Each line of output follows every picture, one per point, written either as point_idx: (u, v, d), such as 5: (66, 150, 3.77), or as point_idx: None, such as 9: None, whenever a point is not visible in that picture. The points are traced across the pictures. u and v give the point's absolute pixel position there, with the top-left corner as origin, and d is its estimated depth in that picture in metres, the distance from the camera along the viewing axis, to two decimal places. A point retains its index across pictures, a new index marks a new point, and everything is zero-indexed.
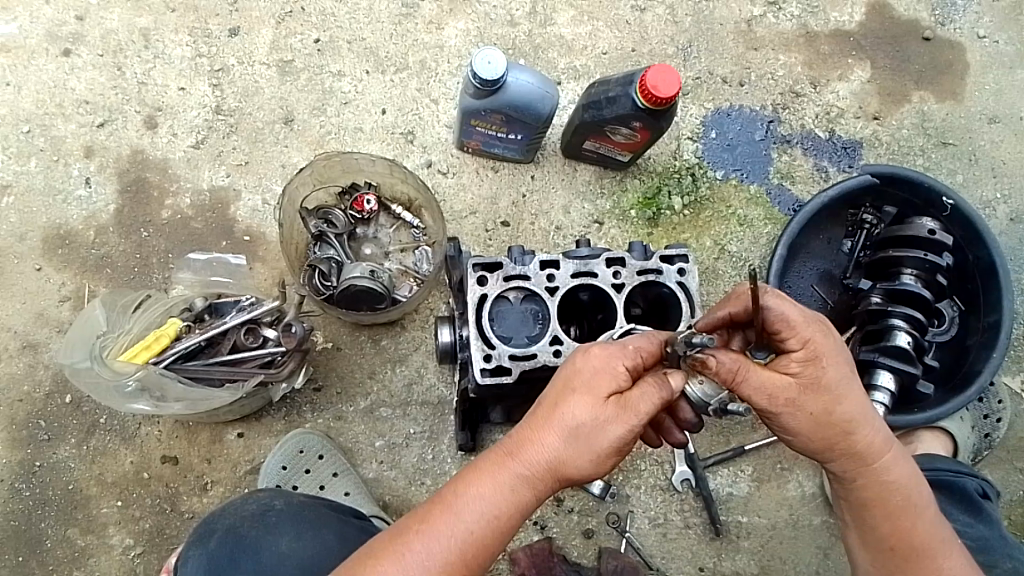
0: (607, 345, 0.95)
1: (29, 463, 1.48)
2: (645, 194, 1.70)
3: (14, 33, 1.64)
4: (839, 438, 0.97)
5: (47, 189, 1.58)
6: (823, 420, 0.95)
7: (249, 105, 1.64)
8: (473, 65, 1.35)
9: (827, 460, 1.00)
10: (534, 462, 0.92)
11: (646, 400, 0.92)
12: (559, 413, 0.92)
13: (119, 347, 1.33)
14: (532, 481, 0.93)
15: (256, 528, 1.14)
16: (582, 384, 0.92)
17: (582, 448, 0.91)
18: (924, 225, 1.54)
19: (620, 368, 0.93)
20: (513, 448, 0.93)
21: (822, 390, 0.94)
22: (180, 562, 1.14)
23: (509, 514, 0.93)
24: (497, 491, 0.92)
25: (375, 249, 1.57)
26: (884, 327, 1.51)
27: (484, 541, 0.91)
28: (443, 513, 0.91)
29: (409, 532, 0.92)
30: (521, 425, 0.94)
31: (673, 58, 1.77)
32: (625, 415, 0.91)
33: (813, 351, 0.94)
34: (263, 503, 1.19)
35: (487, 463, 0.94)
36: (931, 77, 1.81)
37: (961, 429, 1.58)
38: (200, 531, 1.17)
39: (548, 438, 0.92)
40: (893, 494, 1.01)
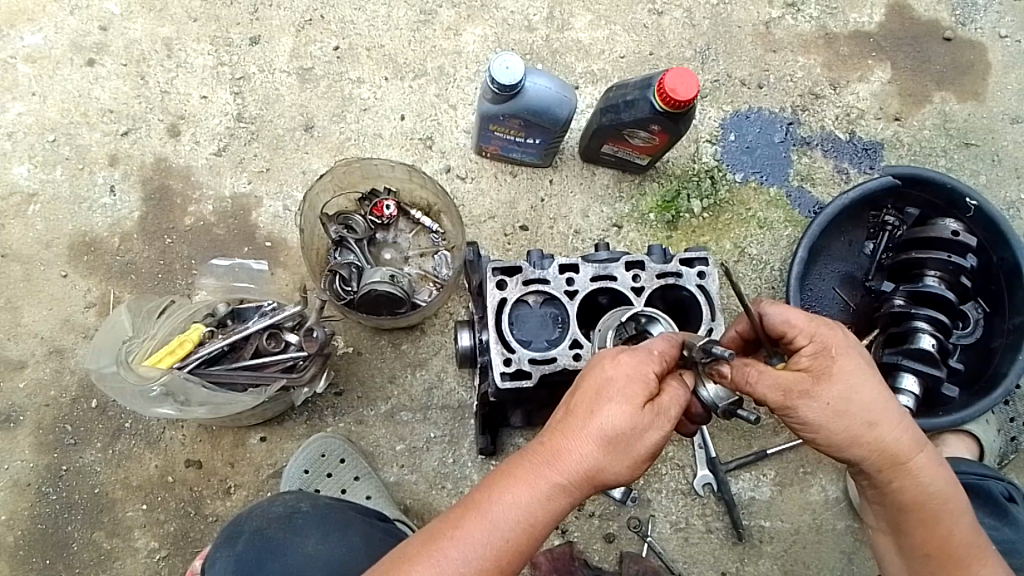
0: (635, 351, 0.94)
1: (56, 467, 1.50)
2: (665, 197, 1.70)
3: (40, 43, 1.67)
4: (862, 432, 0.94)
5: (72, 196, 1.61)
6: (843, 410, 0.93)
7: (270, 112, 1.66)
8: (492, 70, 1.36)
9: (853, 460, 0.97)
10: (572, 470, 0.91)
11: (675, 404, 0.93)
12: (594, 420, 0.90)
13: (144, 353, 1.35)
14: (567, 490, 0.92)
15: (283, 530, 1.15)
16: (617, 392, 0.90)
17: (619, 455, 0.91)
18: (947, 226, 1.52)
19: (651, 374, 0.92)
20: (548, 455, 0.91)
21: (835, 381, 0.93)
22: (209, 561, 1.14)
23: (544, 520, 0.92)
24: (533, 498, 0.91)
25: (395, 254, 1.58)
26: (908, 329, 1.50)
27: (519, 547, 0.90)
28: (478, 519, 0.90)
29: (442, 538, 0.90)
30: (554, 430, 0.93)
31: (691, 61, 1.77)
32: (659, 421, 0.91)
33: (821, 344, 0.95)
34: (290, 505, 1.20)
35: (520, 469, 0.92)
36: (953, 77, 1.80)
37: (987, 431, 1.57)
38: (227, 532, 1.17)
39: (584, 444, 0.90)
40: (929, 501, 0.99)
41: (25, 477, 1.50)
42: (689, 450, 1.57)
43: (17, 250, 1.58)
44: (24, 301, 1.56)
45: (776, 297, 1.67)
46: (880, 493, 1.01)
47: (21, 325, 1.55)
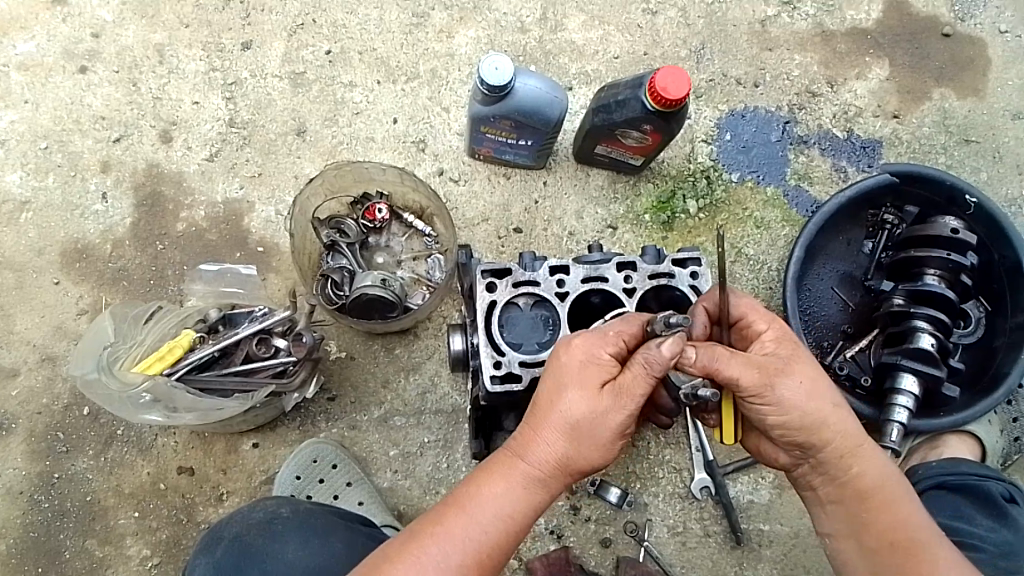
0: (590, 334, 0.98)
1: (48, 475, 1.50)
2: (660, 198, 1.68)
3: (32, 51, 1.67)
4: (827, 410, 0.96)
5: (65, 203, 1.61)
6: (812, 388, 0.95)
7: (262, 117, 1.66)
8: (480, 71, 1.35)
9: (816, 446, 0.98)
10: (541, 459, 0.96)
11: (638, 381, 0.93)
12: (557, 408, 0.95)
13: (132, 359, 1.33)
14: (541, 479, 0.97)
15: (263, 537, 1.14)
16: (574, 379, 0.95)
17: (585, 441, 0.95)
18: (947, 224, 1.50)
19: (605, 356, 0.96)
20: (519, 450, 0.97)
21: (801, 360, 0.97)
22: (189, 570, 1.15)
23: (521, 511, 0.97)
24: (509, 492, 0.97)
25: (387, 258, 1.57)
26: (907, 329, 1.47)
27: (499, 538, 0.95)
28: (457, 515, 0.95)
29: (424, 535, 0.95)
30: (523, 423, 0.98)
31: (685, 61, 1.75)
32: (621, 403, 0.94)
33: (779, 329, 1.00)
34: (269, 511, 1.18)
35: (494, 463, 0.98)
36: (952, 73, 1.78)
37: (989, 432, 1.54)
38: (207, 539, 1.18)
39: (550, 433, 0.96)
40: (885, 487, 1.00)
41: (17, 485, 1.50)
42: (686, 453, 1.55)
43: (10, 257, 1.58)
44: (16, 308, 1.56)
45: (773, 298, 1.65)
46: (838, 486, 1.00)
47: (13, 332, 1.55)
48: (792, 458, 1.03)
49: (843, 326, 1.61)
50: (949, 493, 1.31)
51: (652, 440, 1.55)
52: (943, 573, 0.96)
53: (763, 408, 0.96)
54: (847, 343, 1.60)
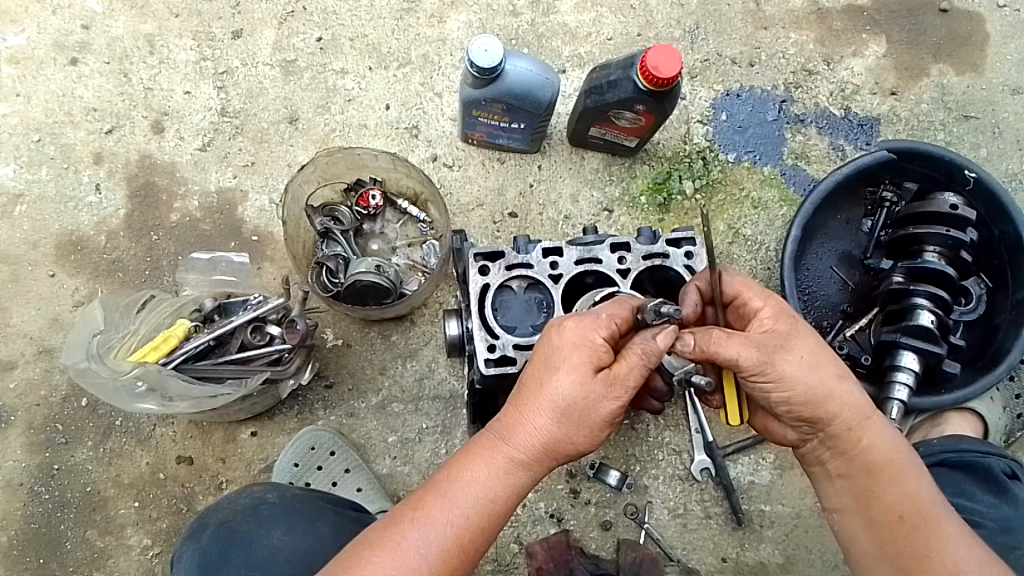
0: (582, 317, 0.97)
1: (47, 466, 1.50)
2: (656, 180, 1.67)
3: (23, 44, 1.67)
4: (831, 385, 0.95)
5: (58, 196, 1.60)
6: (814, 364, 0.94)
7: (254, 106, 1.65)
8: (470, 53, 1.34)
9: (823, 420, 0.97)
10: (526, 443, 0.96)
11: (633, 372, 0.94)
12: (546, 391, 0.95)
13: (126, 348, 1.34)
14: (525, 462, 0.97)
15: (248, 523, 1.15)
16: (566, 362, 0.95)
17: (573, 426, 0.95)
18: (946, 200, 1.48)
19: (597, 340, 0.95)
20: (503, 433, 0.97)
21: (801, 333, 0.95)
22: (175, 559, 1.15)
23: (504, 494, 0.97)
24: (492, 475, 0.96)
25: (382, 244, 1.56)
26: (907, 307, 1.46)
27: (481, 522, 0.95)
28: (438, 498, 0.95)
29: (404, 519, 0.95)
30: (509, 406, 0.98)
31: (680, 41, 1.74)
32: (615, 391, 0.94)
33: (776, 304, 0.99)
34: (257, 497, 1.19)
35: (478, 447, 0.98)
36: (950, 49, 1.76)
37: (991, 409, 1.53)
38: (195, 525, 1.18)
39: (538, 417, 0.95)
40: (893, 457, 0.99)
41: (17, 477, 1.50)
42: (686, 435, 1.54)
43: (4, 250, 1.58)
44: (12, 301, 1.56)
45: (772, 278, 1.63)
46: (845, 460, 0.99)
47: (9, 325, 1.55)
48: (800, 434, 1.02)
49: (843, 306, 1.60)
50: (948, 471, 1.29)
51: (651, 423, 1.54)
52: (951, 544, 0.97)
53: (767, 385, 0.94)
54: (847, 322, 1.59)
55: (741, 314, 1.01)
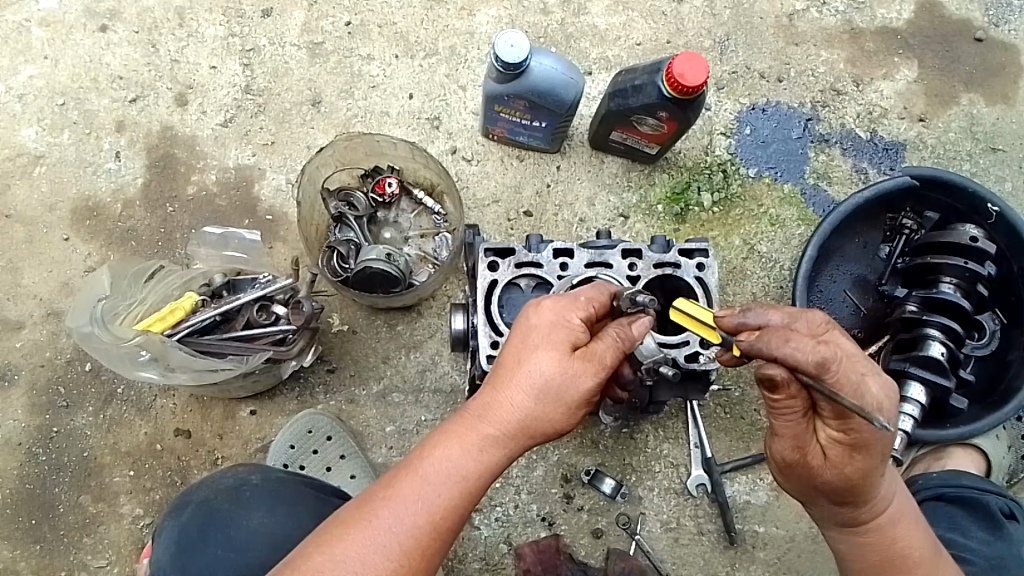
0: (561, 298, 1.00)
1: (46, 429, 1.51)
2: (674, 189, 1.65)
3: (54, 7, 1.67)
4: (853, 492, 0.97)
5: (78, 160, 1.61)
6: (851, 476, 0.95)
7: (278, 85, 1.65)
8: (495, 48, 1.33)
9: (822, 505, 1.04)
10: (502, 421, 0.96)
11: (609, 351, 0.97)
12: (523, 368, 0.96)
13: (133, 317, 1.34)
14: (500, 439, 0.97)
15: (230, 501, 1.15)
16: (542, 339, 0.97)
17: (550, 404, 0.96)
18: (967, 231, 1.46)
19: (573, 319, 0.98)
20: (479, 410, 0.97)
21: (841, 464, 0.94)
22: (158, 534, 1.17)
23: (477, 473, 0.96)
24: (466, 453, 0.96)
25: (394, 233, 1.55)
26: (918, 336, 1.44)
27: (454, 500, 0.95)
28: (410, 476, 0.95)
29: (377, 498, 0.95)
30: (487, 387, 0.99)
31: (708, 52, 1.73)
32: (591, 367, 0.96)
33: (862, 442, 0.91)
34: (240, 477, 1.19)
35: (453, 426, 0.98)
36: (982, 79, 1.74)
37: (996, 447, 1.51)
38: (177, 502, 1.19)
39: (515, 395, 0.96)
40: (884, 553, 1.04)
41: (16, 437, 1.51)
42: (684, 449, 1.53)
43: (22, 211, 1.59)
44: (25, 262, 1.57)
45: (784, 297, 1.62)
46: (829, 532, 1.09)
47: (20, 286, 1.56)
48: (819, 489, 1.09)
49: (854, 331, 1.58)
50: (946, 505, 1.29)
51: (651, 433, 1.53)
52: None
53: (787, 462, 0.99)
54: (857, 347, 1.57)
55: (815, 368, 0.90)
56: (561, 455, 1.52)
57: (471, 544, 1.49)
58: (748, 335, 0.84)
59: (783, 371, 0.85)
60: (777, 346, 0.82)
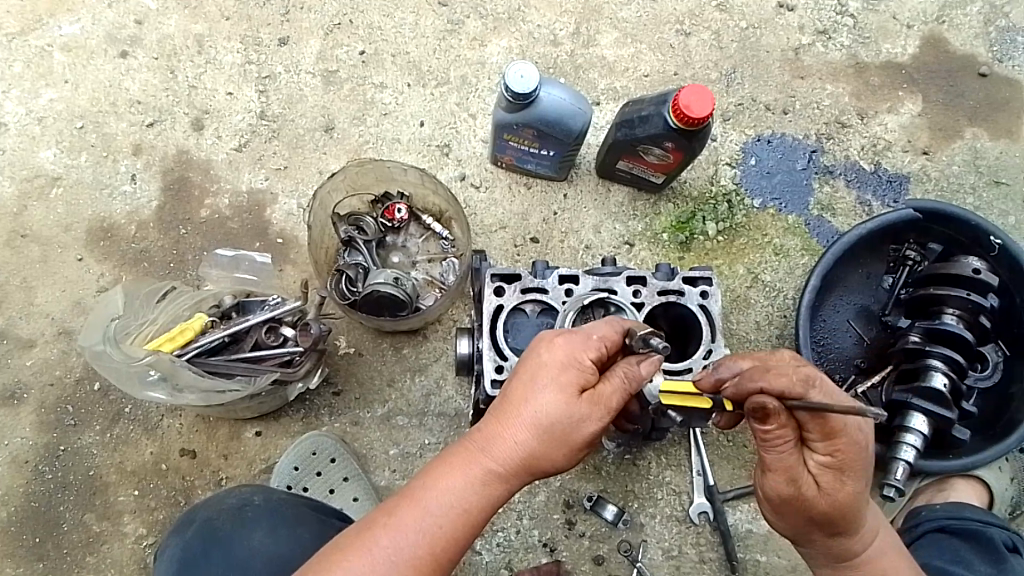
0: (572, 336, 0.99)
1: (55, 446, 1.53)
2: (679, 218, 1.67)
3: (76, 33, 1.72)
4: (845, 519, 0.98)
5: (95, 182, 1.65)
6: (843, 500, 0.95)
7: (293, 112, 1.69)
8: (505, 78, 1.36)
9: (813, 539, 1.04)
10: (505, 458, 0.97)
11: (616, 394, 0.96)
12: (528, 406, 0.96)
13: (143, 337, 1.37)
14: (502, 476, 0.98)
15: (230, 523, 1.16)
16: (550, 380, 0.96)
17: (554, 444, 0.96)
18: (969, 264, 1.46)
19: (585, 360, 0.97)
20: (482, 444, 0.98)
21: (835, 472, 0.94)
22: (161, 552, 1.19)
23: (477, 507, 0.98)
24: (468, 486, 0.97)
25: (403, 257, 1.58)
26: (921, 367, 1.44)
27: (453, 533, 0.96)
28: (410, 507, 0.96)
29: (377, 526, 0.96)
30: (491, 420, 0.99)
31: (715, 84, 1.76)
32: (598, 411, 0.96)
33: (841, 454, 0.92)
34: (243, 498, 1.21)
35: (455, 457, 0.99)
36: (986, 114, 1.76)
37: (999, 479, 1.50)
38: (182, 520, 1.22)
39: (518, 433, 0.97)
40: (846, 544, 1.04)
41: (25, 454, 1.53)
42: (686, 476, 1.53)
43: (38, 231, 1.62)
44: (39, 281, 1.60)
45: (788, 326, 1.62)
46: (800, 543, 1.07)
47: (34, 304, 1.59)
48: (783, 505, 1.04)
49: (857, 360, 1.59)
50: (947, 536, 1.30)
51: (653, 460, 1.54)
52: None
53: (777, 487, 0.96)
54: (860, 377, 1.57)
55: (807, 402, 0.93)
56: (563, 480, 1.53)
57: (472, 568, 1.49)
58: (733, 384, 0.91)
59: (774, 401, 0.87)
60: (760, 378, 0.88)
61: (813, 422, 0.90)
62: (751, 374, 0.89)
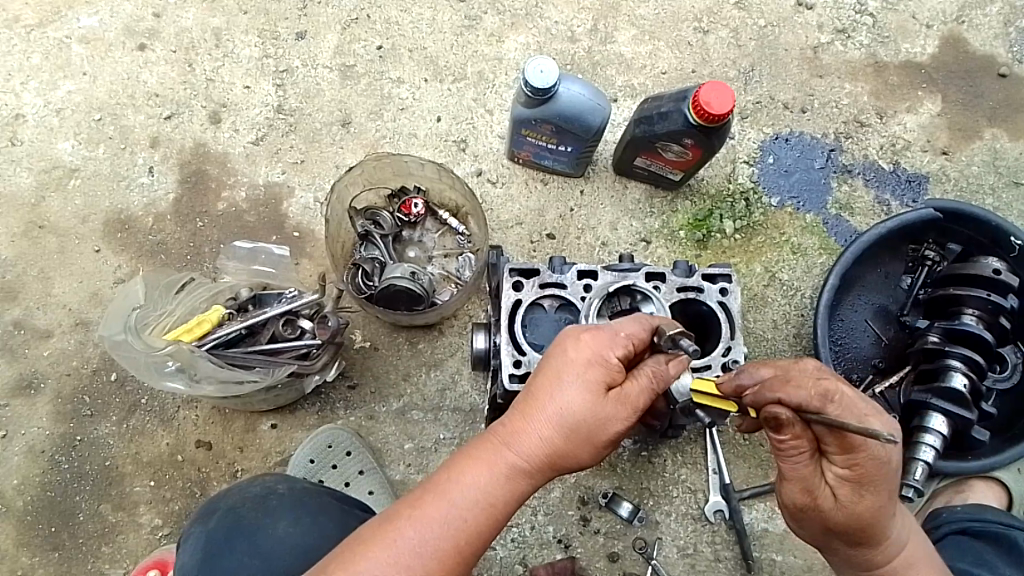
0: (599, 333, 0.98)
1: (70, 437, 1.53)
2: (696, 216, 1.67)
3: (95, 25, 1.72)
4: (863, 531, 0.98)
5: (112, 174, 1.65)
6: (862, 514, 0.95)
7: (310, 106, 1.69)
8: (525, 73, 1.36)
9: (837, 548, 1.05)
10: (529, 453, 0.97)
11: (643, 394, 0.97)
12: (553, 402, 0.96)
13: (161, 327, 1.36)
14: (526, 470, 0.97)
15: (255, 510, 1.16)
16: (578, 377, 0.96)
17: (579, 441, 0.96)
18: (990, 264, 1.45)
19: (612, 357, 0.97)
20: (507, 438, 0.97)
21: (860, 489, 0.93)
22: (183, 539, 1.18)
23: (500, 500, 0.97)
24: (492, 481, 0.97)
25: (419, 252, 1.57)
26: (939, 367, 1.43)
27: (477, 527, 0.96)
28: (435, 500, 0.96)
29: (401, 519, 0.95)
30: (515, 414, 0.98)
31: (733, 81, 1.75)
32: (623, 410, 0.96)
33: (861, 473, 0.92)
34: (266, 488, 1.21)
35: (478, 451, 0.98)
36: (1005, 114, 1.75)
37: (1019, 481, 1.49)
38: (203, 510, 1.21)
39: (543, 428, 0.96)
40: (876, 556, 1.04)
41: (40, 444, 1.53)
42: (703, 474, 1.52)
43: (55, 222, 1.63)
44: (56, 272, 1.60)
45: (805, 325, 1.62)
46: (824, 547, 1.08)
47: (50, 295, 1.59)
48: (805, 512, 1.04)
49: (874, 361, 1.58)
50: (971, 538, 1.29)
51: (669, 458, 1.53)
52: None
53: (796, 499, 0.98)
54: (877, 377, 1.57)
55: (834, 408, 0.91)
56: (578, 476, 1.52)
57: (487, 565, 1.48)
58: (753, 391, 0.91)
59: (789, 411, 0.88)
60: (779, 389, 0.89)
61: (831, 436, 0.90)
62: (773, 384, 0.90)
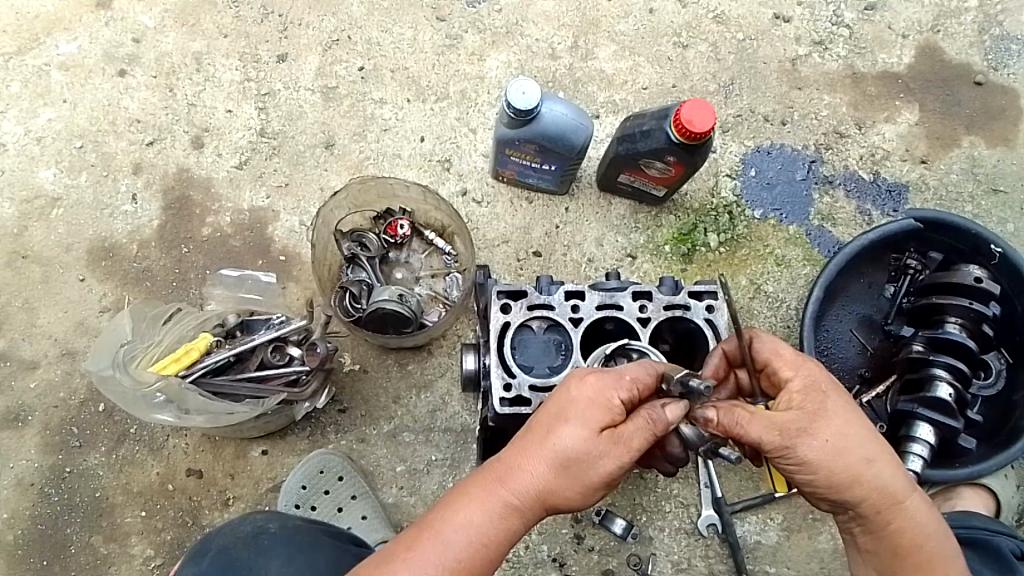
0: (604, 375, 0.98)
1: (59, 469, 1.52)
2: (681, 230, 1.68)
3: (74, 52, 1.71)
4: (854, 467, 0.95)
5: (95, 202, 1.64)
6: (842, 441, 0.94)
7: (293, 128, 1.69)
8: (508, 95, 1.37)
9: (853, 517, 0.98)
10: (523, 491, 0.97)
11: (639, 434, 0.94)
12: (551, 441, 0.96)
13: (149, 359, 1.35)
14: (520, 508, 0.98)
15: (249, 552, 1.16)
16: (578, 416, 0.96)
17: (572, 481, 0.96)
18: (970, 272, 1.47)
19: (614, 399, 0.96)
20: (503, 476, 0.98)
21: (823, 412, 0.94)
22: None
23: (495, 539, 0.97)
24: (486, 520, 0.97)
25: (406, 273, 1.57)
26: (925, 376, 1.45)
27: (470, 567, 0.96)
28: (429, 540, 0.96)
29: (396, 558, 0.96)
30: (513, 450, 0.99)
31: (714, 95, 1.77)
32: (617, 450, 0.95)
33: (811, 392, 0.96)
34: (259, 525, 1.20)
35: (475, 488, 0.98)
36: (983, 122, 1.78)
37: (1004, 486, 1.52)
38: (195, 549, 1.19)
39: (538, 467, 0.96)
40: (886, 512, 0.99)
41: (28, 477, 1.52)
42: (694, 488, 1.53)
43: (39, 252, 1.61)
44: (40, 302, 1.59)
45: (791, 336, 1.63)
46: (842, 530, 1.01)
47: (35, 325, 1.58)
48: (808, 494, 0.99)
49: (861, 369, 1.59)
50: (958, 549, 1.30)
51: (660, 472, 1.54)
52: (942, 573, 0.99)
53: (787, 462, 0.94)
54: (864, 386, 1.58)
55: (772, 381, 1.01)
56: None
57: None
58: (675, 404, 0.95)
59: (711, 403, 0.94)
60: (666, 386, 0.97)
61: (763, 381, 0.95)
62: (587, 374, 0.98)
